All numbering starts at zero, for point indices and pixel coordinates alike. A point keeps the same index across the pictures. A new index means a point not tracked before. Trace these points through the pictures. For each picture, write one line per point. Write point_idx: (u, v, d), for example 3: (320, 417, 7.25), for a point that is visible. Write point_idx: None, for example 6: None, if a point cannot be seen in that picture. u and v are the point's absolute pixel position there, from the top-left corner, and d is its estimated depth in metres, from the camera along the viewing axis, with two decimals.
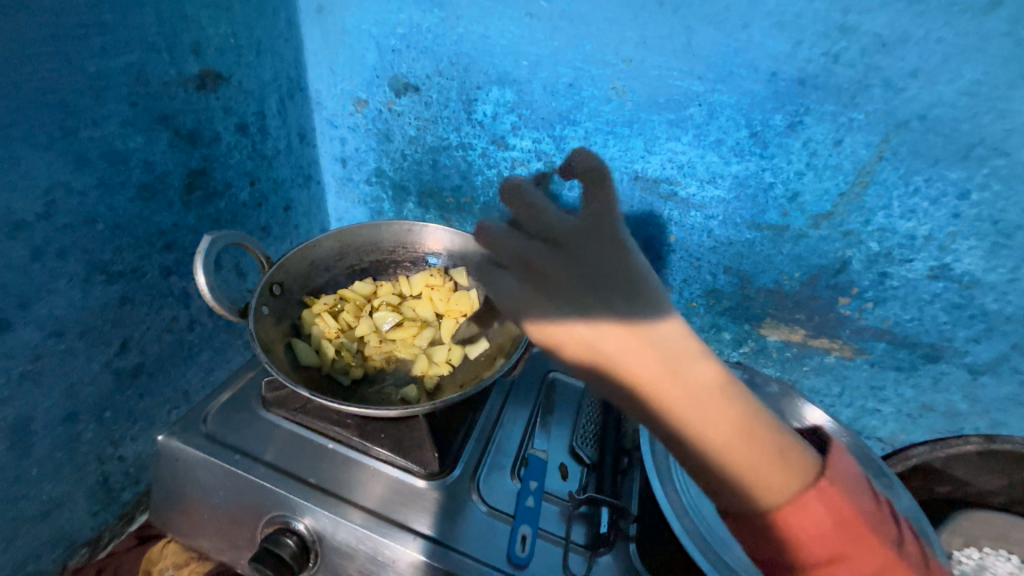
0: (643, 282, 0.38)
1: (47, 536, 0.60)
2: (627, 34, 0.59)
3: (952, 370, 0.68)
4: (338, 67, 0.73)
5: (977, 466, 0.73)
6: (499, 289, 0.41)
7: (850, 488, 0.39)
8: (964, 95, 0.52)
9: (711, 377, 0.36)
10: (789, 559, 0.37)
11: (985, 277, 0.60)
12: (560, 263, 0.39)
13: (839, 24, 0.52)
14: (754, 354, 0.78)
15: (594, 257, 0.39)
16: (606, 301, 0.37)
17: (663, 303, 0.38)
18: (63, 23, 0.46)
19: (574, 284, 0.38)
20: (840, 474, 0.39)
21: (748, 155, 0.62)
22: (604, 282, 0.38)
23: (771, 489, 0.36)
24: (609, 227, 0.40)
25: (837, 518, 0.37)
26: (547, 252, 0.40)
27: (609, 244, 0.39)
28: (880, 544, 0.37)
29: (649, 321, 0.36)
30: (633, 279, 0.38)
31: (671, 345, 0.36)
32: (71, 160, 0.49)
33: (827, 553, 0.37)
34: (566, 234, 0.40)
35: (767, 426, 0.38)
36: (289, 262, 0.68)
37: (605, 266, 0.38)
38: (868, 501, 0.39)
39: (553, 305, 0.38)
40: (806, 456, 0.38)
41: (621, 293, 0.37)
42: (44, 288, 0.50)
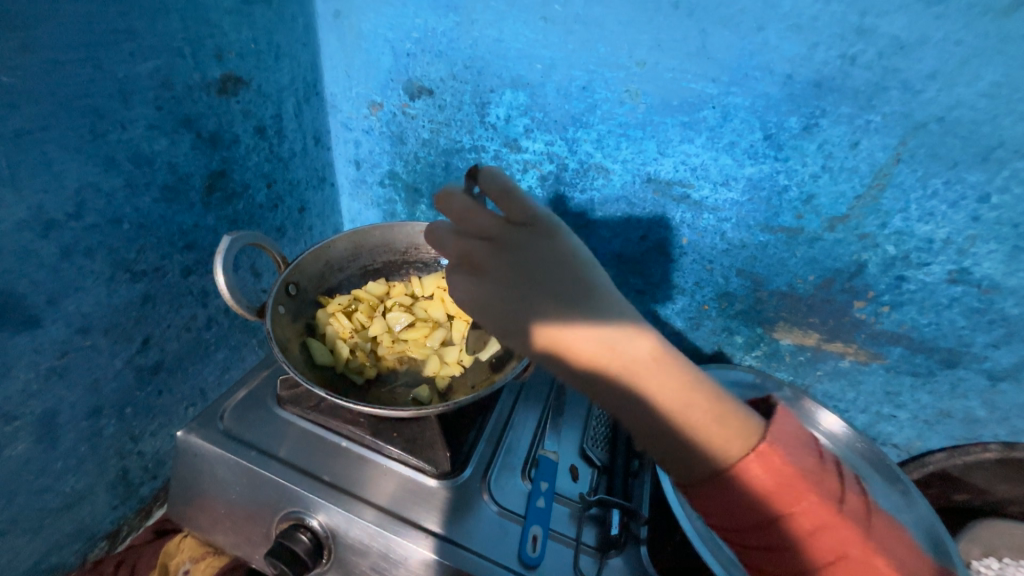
0: (574, 267, 0.43)
1: (69, 528, 0.61)
2: (641, 37, 0.59)
3: (970, 376, 0.67)
4: (354, 71, 0.74)
5: (997, 474, 0.71)
6: (453, 284, 0.46)
7: (791, 446, 0.41)
8: (984, 97, 0.51)
9: (643, 351, 0.41)
10: (738, 518, 0.40)
11: (1005, 282, 0.59)
12: (497, 256, 0.44)
13: (855, 27, 0.52)
14: (767, 358, 0.78)
15: (525, 246, 0.44)
16: (544, 289, 0.42)
17: (597, 287, 0.43)
18: (94, 29, 0.47)
19: (511, 272, 0.43)
20: (782, 435, 0.41)
21: (762, 158, 0.61)
22: (536, 269, 0.43)
23: (712, 452, 0.40)
24: (536, 219, 0.44)
25: (777, 477, 0.39)
26: (484, 248, 0.45)
27: (539, 235, 0.44)
28: (823, 501, 0.39)
29: (583, 302, 0.42)
30: (563, 264, 0.43)
31: (606, 325, 0.41)
32: (100, 162, 0.51)
33: (771, 508, 0.39)
34: (500, 230, 0.44)
35: (703, 392, 0.41)
36: (304, 262, 0.69)
37: (536, 255, 0.43)
38: (810, 459, 0.40)
39: (497, 290, 0.44)
40: (745, 419, 0.41)
41: (555, 279, 0.43)
42: (71, 286, 0.52)
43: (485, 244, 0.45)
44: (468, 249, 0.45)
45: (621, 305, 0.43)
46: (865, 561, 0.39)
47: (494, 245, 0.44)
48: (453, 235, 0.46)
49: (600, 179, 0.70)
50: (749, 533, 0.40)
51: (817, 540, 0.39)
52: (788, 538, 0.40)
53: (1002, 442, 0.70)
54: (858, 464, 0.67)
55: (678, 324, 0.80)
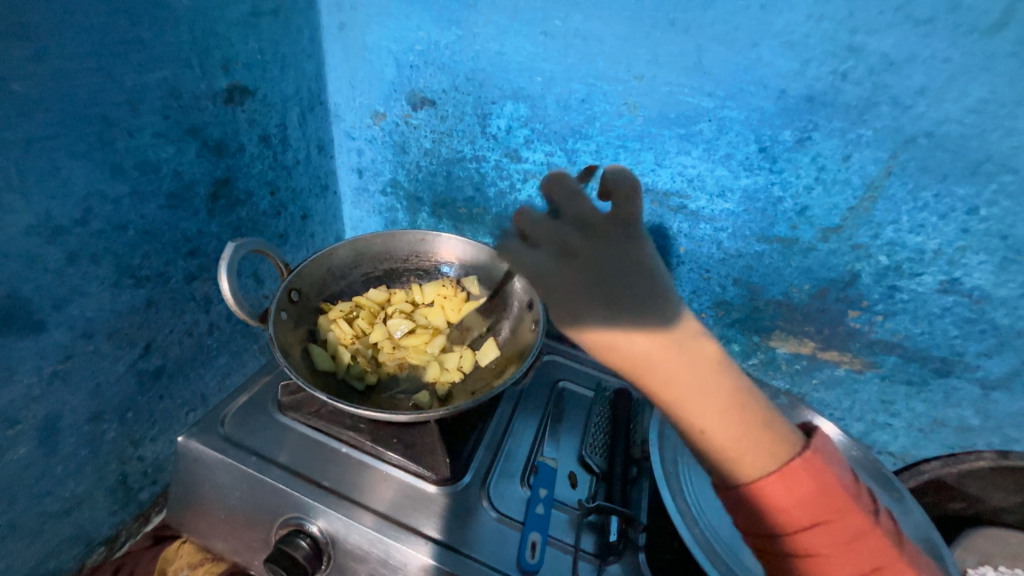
0: (654, 270, 0.41)
1: (67, 534, 0.61)
2: (639, 52, 0.61)
3: (963, 385, 0.68)
4: (357, 82, 0.76)
5: (992, 483, 0.72)
6: (530, 266, 0.42)
7: (833, 461, 0.42)
8: (971, 113, 0.53)
9: (708, 356, 0.40)
10: (785, 525, 0.40)
11: (995, 292, 0.60)
12: (592, 246, 0.41)
13: (846, 44, 0.53)
14: (763, 366, 0.78)
15: (615, 243, 0.41)
16: (623, 286, 0.40)
17: (670, 293, 0.41)
18: (106, 41, 0.48)
19: (599, 265, 0.40)
20: (825, 450, 0.42)
21: (758, 170, 0.63)
22: (623, 267, 0.41)
23: (765, 459, 0.40)
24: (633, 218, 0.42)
25: (824, 488, 0.40)
26: (568, 237, 0.42)
27: (630, 234, 0.42)
28: (861, 514, 0.41)
29: (657, 304, 0.40)
30: (644, 266, 0.41)
31: (676, 328, 0.40)
32: (107, 169, 0.52)
33: (817, 517, 0.40)
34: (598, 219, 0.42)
35: (758, 403, 0.41)
36: (306, 269, 0.70)
37: (626, 251, 0.41)
38: (846, 474, 0.42)
39: (582, 281, 0.40)
40: (792, 431, 0.42)
41: (636, 278, 0.40)
42: (76, 291, 0.52)
43: (576, 229, 0.42)
44: (561, 233, 0.42)
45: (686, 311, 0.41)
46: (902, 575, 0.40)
47: (586, 231, 0.42)
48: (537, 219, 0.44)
49: None
50: (794, 542, 0.40)
51: (859, 550, 0.40)
52: (834, 548, 0.39)
53: (996, 451, 0.71)
54: (855, 472, 0.67)
55: None
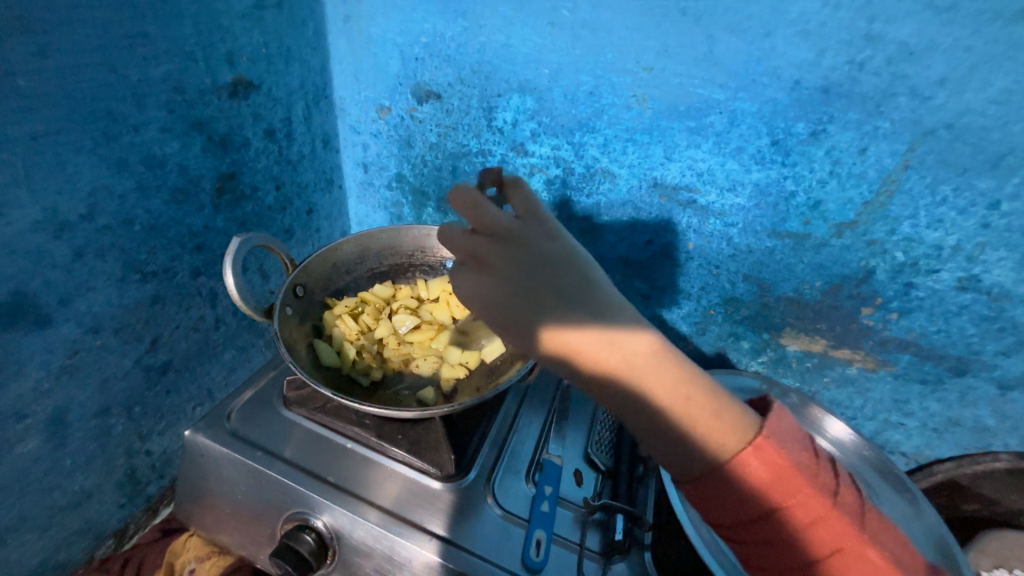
0: (572, 265, 0.42)
1: (76, 526, 0.62)
2: (648, 43, 0.59)
3: (980, 385, 0.66)
4: (362, 75, 0.75)
5: (1008, 485, 0.70)
6: (456, 284, 0.45)
7: (788, 442, 0.41)
8: (994, 104, 0.51)
9: (644, 348, 0.40)
10: (738, 512, 0.40)
11: (1016, 289, 0.58)
12: (506, 254, 0.42)
13: (864, 33, 0.52)
14: (773, 364, 0.77)
15: (532, 245, 0.43)
16: (546, 287, 0.41)
17: (598, 286, 0.42)
18: (111, 35, 0.48)
19: (519, 274, 0.42)
20: (780, 431, 0.41)
21: (769, 163, 0.61)
22: (541, 267, 0.42)
23: (711, 448, 0.40)
24: (537, 213, 0.45)
25: (775, 472, 0.39)
26: (490, 247, 0.43)
27: (541, 232, 0.43)
28: (819, 496, 0.40)
29: (582, 300, 0.41)
30: (565, 262, 0.42)
31: (609, 323, 0.40)
32: (113, 164, 0.51)
33: (771, 502, 0.39)
34: (508, 224, 0.43)
35: (703, 388, 0.41)
36: (312, 264, 0.69)
37: (538, 251, 0.42)
38: (805, 453, 0.41)
39: (505, 289, 0.42)
40: (742, 416, 0.41)
41: (555, 278, 0.42)
42: (83, 286, 0.53)
43: (490, 238, 0.43)
44: (473, 248, 0.43)
45: (618, 301, 0.42)
46: (861, 553, 0.40)
47: (498, 240, 0.43)
48: (459, 234, 0.44)
49: (606, 183, 0.70)
50: (747, 527, 0.40)
51: (816, 532, 0.39)
52: (785, 532, 0.40)
53: (1013, 451, 0.69)
54: (867, 474, 0.67)
55: (684, 329, 0.80)
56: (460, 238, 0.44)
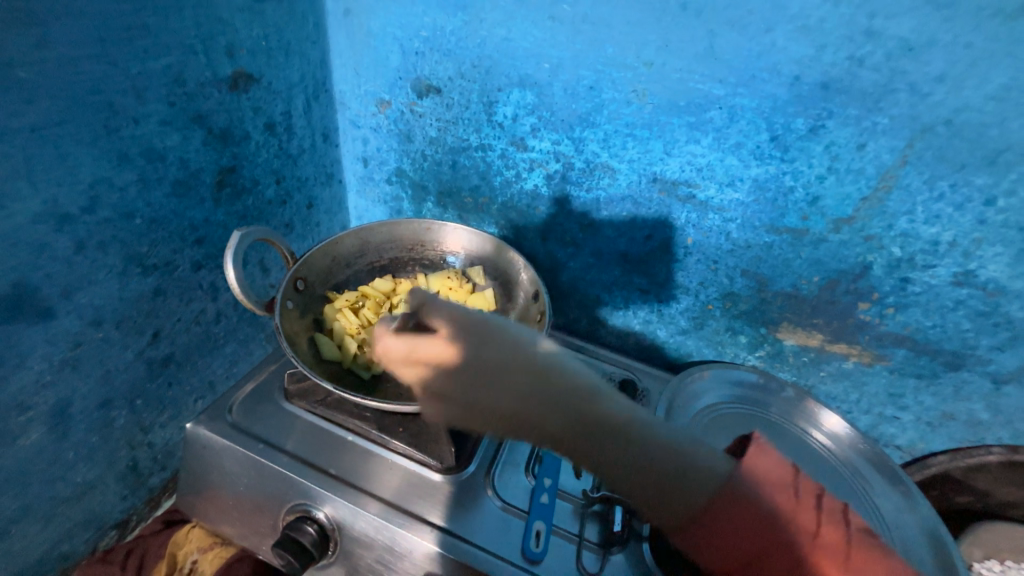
0: (511, 358, 0.47)
1: (79, 518, 0.62)
2: (649, 38, 0.59)
3: (974, 379, 0.67)
4: (362, 68, 0.75)
5: (999, 478, 0.71)
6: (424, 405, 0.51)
7: (763, 483, 0.44)
8: (992, 100, 0.51)
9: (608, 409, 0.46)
10: (731, 557, 0.43)
11: (1010, 284, 0.59)
12: (449, 376, 0.48)
13: (864, 29, 0.52)
14: (770, 358, 0.78)
15: (475, 354, 0.48)
16: (493, 391, 0.47)
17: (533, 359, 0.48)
18: (109, 26, 0.48)
19: (474, 395, 0.48)
20: (754, 473, 0.45)
21: (768, 159, 0.62)
22: (483, 371, 0.47)
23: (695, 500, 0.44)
24: (462, 314, 0.50)
25: (751, 513, 0.43)
26: (437, 373, 0.48)
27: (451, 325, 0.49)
28: (802, 523, 0.43)
29: (533, 389, 0.47)
30: (494, 359, 0.48)
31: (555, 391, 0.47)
32: (114, 157, 0.51)
33: (753, 543, 0.42)
34: (434, 345, 0.48)
35: (669, 446, 0.46)
36: (313, 258, 0.70)
37: (480, 358, 0.48)
38: (781, 493, 0.44)
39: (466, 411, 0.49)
40: (712, 464, 0.45)
41: (502, 376, 0.47)
42: (84, 279, 0.53)
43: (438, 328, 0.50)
44: (428, 383, 0.49)
45: (566, 372, 0.47)
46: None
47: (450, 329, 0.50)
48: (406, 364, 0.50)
49: (606, 178, 0.70)
50: (745, 573, 0.43)
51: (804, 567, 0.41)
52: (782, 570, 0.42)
53: (1005, 445, 0.70)
54: (860, 465, 0.69)
55: (682, 324, 0.80)
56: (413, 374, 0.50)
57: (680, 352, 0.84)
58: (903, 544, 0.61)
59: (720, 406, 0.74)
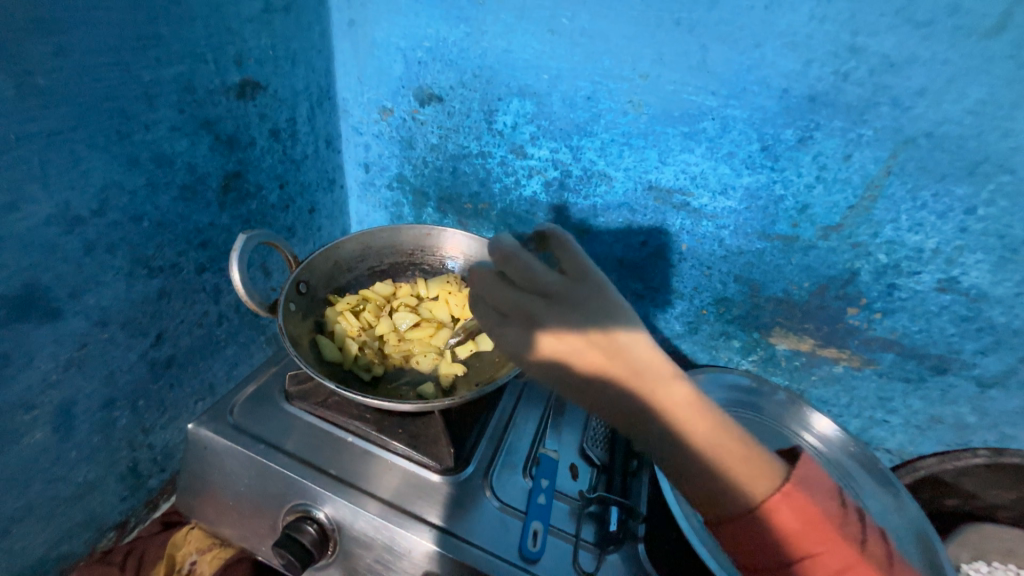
0: (599, 298, 0.44)
1: (78, 518, 0.62)
2: (644, 51, 0.62)
3: (959, 383, 0.69)
4: (366, 77, 0.77)
5: (985, 480, 0.73)
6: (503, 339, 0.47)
7: (817, 492, 0.42)
8: (970, 114, 0.54)
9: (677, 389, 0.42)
10: (771, 554, 0.41)
11: (992, 290, 0.61)
12: (552, 306, 0.44)
13: (848, 45, 0.54)
14: (762, 362, 0.80)
15: (576, 300, 0.44)
16: (594, 325, 0.43)
17: (632, 322, 0.44)
18: (124, 35, 0.49)
19: (564, 307, 0.44)
20: (811, 481, 0.43)
21: (759, 168, 0.64)
22: (579, 321, 0.43)
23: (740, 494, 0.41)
24: (587, 271, 0.46)
25: (801, 520, 0.41)
26: (533, 301, 0.45)
27: (590, 287, 0.44)
28: (845, 542, 0.41)
29: (604, 331, 0.43)
30: (608, 310, 0.44)
31: (625, 362, 0.43)
32: (124, 161, 0.53)
33: (793, 548, 0.41)
34: (555, 283, 0.44)
35: (731, 434, 0.43)
36: (315, 262, 0.71)
37: (581, 305, 0.44)
38: (836, 505, 0.42)
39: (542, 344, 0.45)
40: (770, 463, 0.42)
41: (599, 315, 0.43)
42: (93, 280, 0.54)
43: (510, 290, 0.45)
44: (514, 299, 0.45)
45: (636, 327, 0.44)
46: None
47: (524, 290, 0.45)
48: (488, 275, 0.47)
49: (603, 186, 0.72)
50: (784, 572, 0.41)
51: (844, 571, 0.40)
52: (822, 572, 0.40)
53: (991, 447, 0.72)
54: (851, 468, 0.70)
55: (677, 328, 0.82)
56: (492, 282, 0.46)
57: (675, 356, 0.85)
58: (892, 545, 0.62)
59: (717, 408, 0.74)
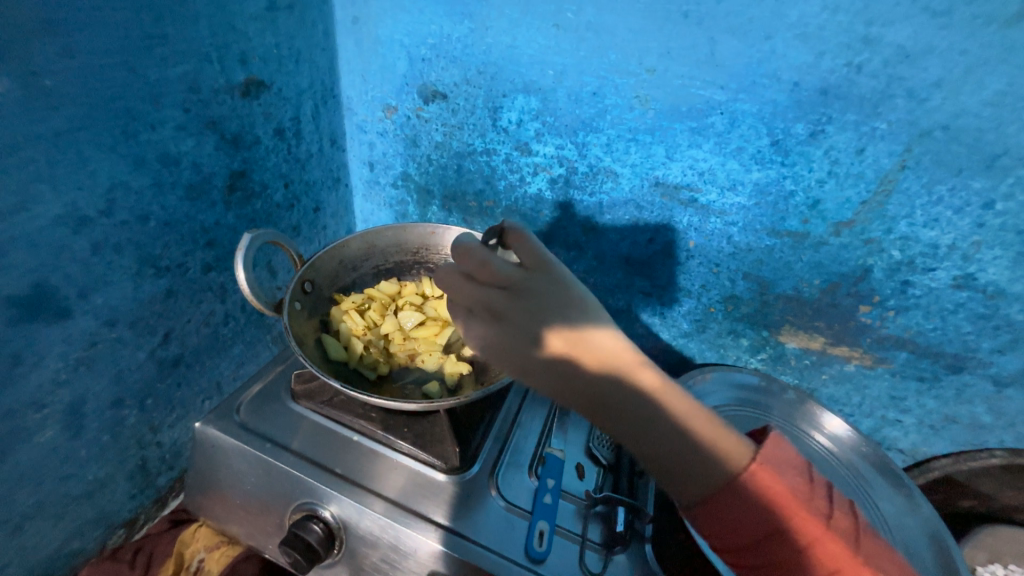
0: (562, 291, 0.44)
1: (89, 515, 0.63)
2: (650, 45, 0.61)
3: (975, 382, 0.67)
4: (370, 75, 0.77)
5: (1002, 481, 0.71)
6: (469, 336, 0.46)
7: (779, 467, 0.44)
8: (989, 106, 0.52)
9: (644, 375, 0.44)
10: (742, 530, 0.43)
11: (1010, 287, 0.60)
12: (515, 300, 0.44)
13: (862, 36, 0.53)
14: (772, 361, 0.78)
15: (540, 293, 0.44)
16: (558, 318, 0.43)
17: (597, 313, 0.45)
18: (130, 35, 0.49)
19: (529, 302, 0.43)
20: (773, 458, 0.44)
21: (769, 163, 0.63)
22: (544, 314, 0.43)
23: (708, 474, 0.43)
24: (549, 265, 0.46)
25: (767, 496, 0.42)
26: (497, 297, 0.44)
27: (549, 280, 0.45)
28: (813, 517, 0.42)
29: (569, 323, 0.43)
30: (572, 303, 0.44)
31: (592, 348, 0.44)
32: (131, 161, 0.53)
33: (764, 525, 0.42)
34: (518, 278, 0.44)
35: (697, 419, 0.44)
36: (320, 261, 0.71)
37: (545, 298, 0.44)
38: (799, 479, 0.44)
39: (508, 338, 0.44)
40: (736, 443, 0.44)
41: (563, 307, 0.44)
42: (100, 280, 0.54)
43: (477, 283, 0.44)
44: (478, 295, 0.44)
45: (601, 318, 0.45)
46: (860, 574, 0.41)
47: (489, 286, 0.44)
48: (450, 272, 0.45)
49: (609, 182, 0.71)
50: (751, 547, 0.43)
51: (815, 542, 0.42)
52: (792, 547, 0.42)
53: (1008, 448, 0.70)
54: (863, 468, 0.69)
55: (684, 326, 0.81)
56: (454, 278, 0.45)
57: (682, 355, 0.84)
58: (906, 547, 0.61)
59: (725, 408, 0.73)
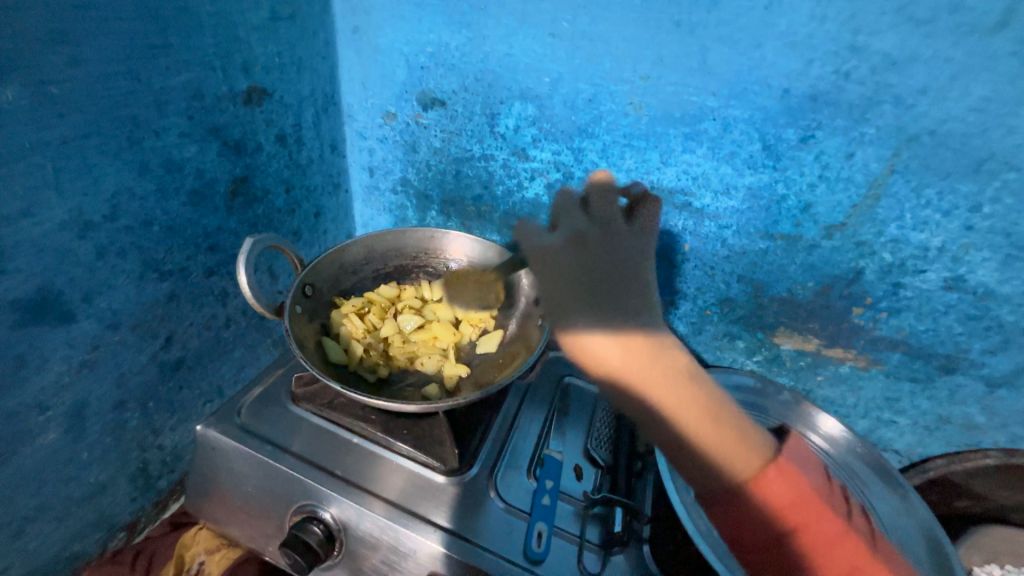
0: (629, 261, 0.46)
1: (90, 518, 0.63)
2: (644, 53, 0.62)
3: (968, 382, 0.68)
4: (370, 83, 0.78)
5: (997, 481, 0.72)
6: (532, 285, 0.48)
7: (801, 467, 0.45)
8: (973, 111, 0.53)
9: (683, 366, 0.44)
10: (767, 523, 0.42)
11: (999, 289, 0.61)
12: (585, 255, 0.46)
13: (849, 44, 0.54)
14: (768, 363, 0.79)
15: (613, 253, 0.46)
16: (621, 287, 0.45)
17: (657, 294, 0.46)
18: (136, 45, 0.51)
19: (597, 261, 0.46)
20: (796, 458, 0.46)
21: (761, 168, 0.64)
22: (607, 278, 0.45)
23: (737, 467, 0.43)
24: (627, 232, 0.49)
25: (791, 492, 0.43)
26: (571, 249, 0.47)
27: (625, 246, 0.47)
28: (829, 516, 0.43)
29: (628, 294, 0.45)
30: (635, 273, 0.46)
31: (639, 341, 0.43)
32: (135, 167, 0.54)
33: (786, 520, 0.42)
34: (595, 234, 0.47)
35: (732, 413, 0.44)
36: (320, 265, 0.72)
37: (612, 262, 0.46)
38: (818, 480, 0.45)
39: (569, 294, 0.45)
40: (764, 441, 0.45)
41: (623, 278, 0.45)
42: (104, 284, 0.55)
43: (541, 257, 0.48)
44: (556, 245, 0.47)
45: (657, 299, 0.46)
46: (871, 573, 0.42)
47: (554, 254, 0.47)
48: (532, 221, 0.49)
49: None
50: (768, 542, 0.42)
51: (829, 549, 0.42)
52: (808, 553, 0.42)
53: (1002, 448, 0.71)
54: (858, 468, 0.69)
55: (680, 329, 0.82)
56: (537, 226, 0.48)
57: None
58: (902, 547, 0.61)
59: None
